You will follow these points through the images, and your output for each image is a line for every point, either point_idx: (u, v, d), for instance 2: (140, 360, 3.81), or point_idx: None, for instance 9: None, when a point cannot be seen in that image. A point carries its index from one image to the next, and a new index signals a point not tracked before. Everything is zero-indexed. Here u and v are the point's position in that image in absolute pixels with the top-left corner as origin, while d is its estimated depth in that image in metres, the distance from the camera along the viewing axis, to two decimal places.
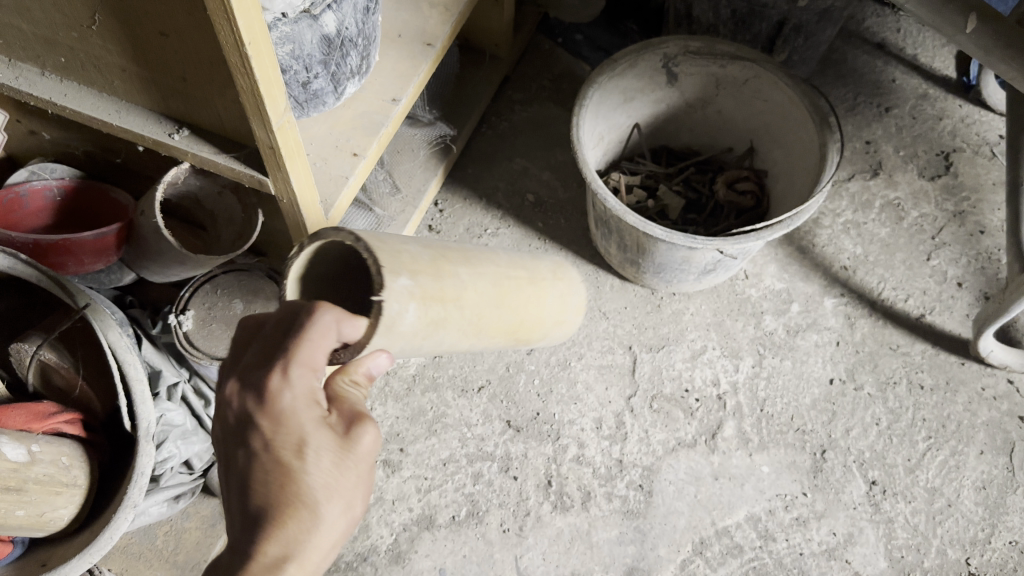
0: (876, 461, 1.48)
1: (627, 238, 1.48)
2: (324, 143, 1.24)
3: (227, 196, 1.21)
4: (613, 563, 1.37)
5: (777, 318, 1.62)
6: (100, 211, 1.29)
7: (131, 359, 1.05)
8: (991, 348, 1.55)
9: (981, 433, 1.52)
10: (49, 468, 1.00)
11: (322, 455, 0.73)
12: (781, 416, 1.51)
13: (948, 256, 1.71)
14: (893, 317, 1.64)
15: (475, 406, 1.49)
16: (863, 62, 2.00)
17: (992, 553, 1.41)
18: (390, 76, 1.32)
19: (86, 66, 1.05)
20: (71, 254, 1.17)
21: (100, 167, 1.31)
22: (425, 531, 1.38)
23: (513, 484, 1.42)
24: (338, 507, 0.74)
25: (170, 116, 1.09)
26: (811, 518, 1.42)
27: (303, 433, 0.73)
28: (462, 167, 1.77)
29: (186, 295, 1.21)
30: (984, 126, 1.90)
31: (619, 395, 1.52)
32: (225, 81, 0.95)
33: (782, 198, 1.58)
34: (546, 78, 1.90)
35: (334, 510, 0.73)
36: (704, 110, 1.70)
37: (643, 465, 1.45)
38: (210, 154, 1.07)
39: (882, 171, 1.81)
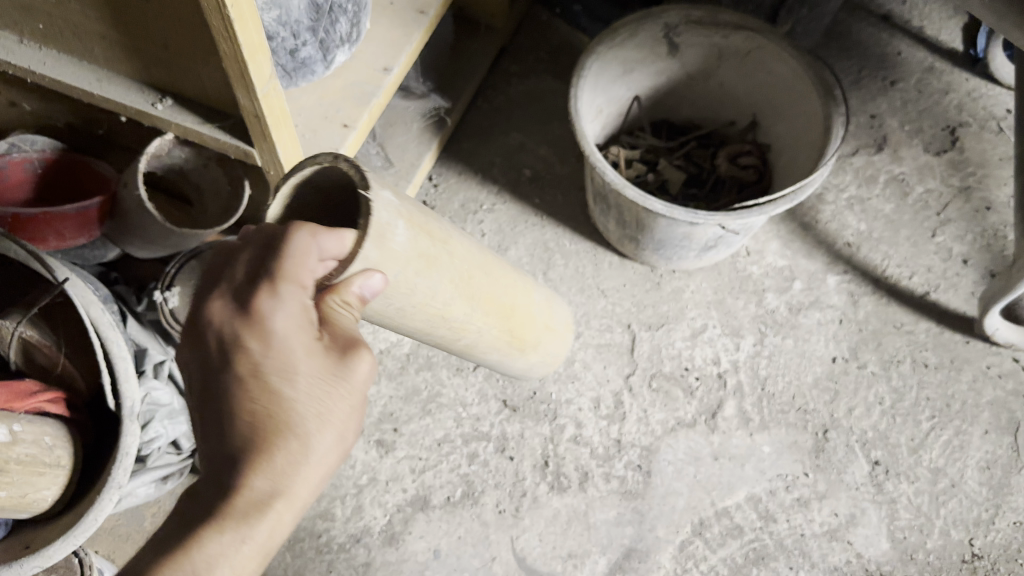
0: (879, 441, 1.45)
1: (625, 213, 1.44)
2: (313, 113, 1.20)
3: (212, 167, 1.17)
4: (611, 544, 1.35)
5: (779, 296, 1.59)
6: (85, 184, 1.25)
7: (115, 335, 1.01)
8: (997, 327, 1.52)
9: (986, 412, 1.49)
10: (31, 449, 0.96)
11: (306, 376, 0.70)
12: (782, 395, 1.49)
13: (954, 233, 1.68)
14: (897, 294, 1.61)
15: (470, 386, 1.46)
16: (868, 35, 1.95)
17: (996, 534, 1.39)
18: (381, 45, 1.28)
19: (65, 33, 1.01)
20: (51, 229, 1.13)
21: (84, 140, 1.27)
22: (420, 512, 1.35)
23: (509, 464, 1.39)
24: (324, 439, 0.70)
25: (153, 86, 1.05)
26: (812, 499, 1.40)
27: (295, 362, 0.69)
28: (458, 142, 1.73)
29: (172, 271, 1.17)
30: (990, 100, 1.86)
31: (617, 374, 1.49)
32: (207, 48, 0.91)
33: (785, 172, 1.55)
34: (544, 50, 1.86)
35: (325, 439, 0.70)
36: (706, 82, 1.65)
37: (641, 445, 1.42)
38: (194, 125, 1.03)
39: (887, 146, 1.78)
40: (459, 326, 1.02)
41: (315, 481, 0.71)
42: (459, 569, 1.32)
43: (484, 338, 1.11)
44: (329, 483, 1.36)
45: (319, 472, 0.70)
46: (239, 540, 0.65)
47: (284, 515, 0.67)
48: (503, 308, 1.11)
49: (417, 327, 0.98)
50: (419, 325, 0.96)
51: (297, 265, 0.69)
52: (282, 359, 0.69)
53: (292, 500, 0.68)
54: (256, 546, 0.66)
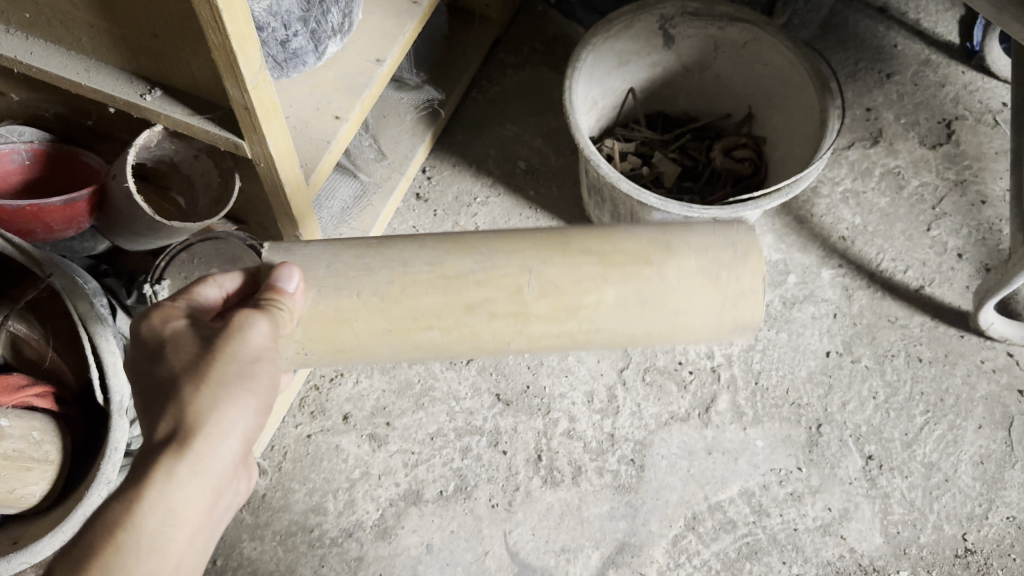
0: (872, 435, 1.45)
1: (620, 207, 1.43)
2: (305, 105, 1.19)
3: (203, 159, 1.15)
4: (604, 539, 1.34)
5: (773, 290, 1.58)
6: (74, 176, 1.23)
7: (103, 329, 0.99)
8: (992, 321, 1.52)
9: (980, 407, 1.49)
10: (19, 443, 0.96)
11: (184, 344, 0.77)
12: (776, 389, 1.48)
13: (949, 227, 1.67)
14: (892, 288, 1.60)
15: (463, 379, 1.45)
16: (865, 27, 1.94)
17: (989, 528, 1.39)
18: (374, 36, 1.26)
19: (53, 22, 0.99)
20: (39, 221, 1.11)
21: (73, 132, 1.25)
22: (412, 507, 1.34)
23: (502, 458, 1.39)
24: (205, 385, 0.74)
25: (142, 77, 1.03)
26: (805, 493, 1.39)
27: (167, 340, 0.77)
28: (451, 134, 1.72)
29: (162, 264, 1.16)
30: (987, 93, 1.85)
31: (611, 368, 1.48)
32: (197, 38, 0.90)
33: (781, 165, 1.53)
34: (539, 41, 1.85)
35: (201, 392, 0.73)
36: (702, 74, 1.64)
37: (635, 439, 1.42)
38: (183, 115, 1.01)
39: (883, 139, 1.77)
40: (488, 279, 0.88)
41: (212, 440, 0.73)
42: (451, 563, 1.31)
43: (566, 279, 0.89)
44: (321, 477, 1.36)
45: (211, 428, 0.73)
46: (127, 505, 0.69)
47: (174, 468, 0.70)
48: (561, 246, 0.90)
49: (439, 309, 0.88)
50: (428, 300, 0.88)
51: (194, 291, 0.85)
52: (157, 349, 0.77)
53: (174, 458, 0.70)
54: (144, 505, 0.69)
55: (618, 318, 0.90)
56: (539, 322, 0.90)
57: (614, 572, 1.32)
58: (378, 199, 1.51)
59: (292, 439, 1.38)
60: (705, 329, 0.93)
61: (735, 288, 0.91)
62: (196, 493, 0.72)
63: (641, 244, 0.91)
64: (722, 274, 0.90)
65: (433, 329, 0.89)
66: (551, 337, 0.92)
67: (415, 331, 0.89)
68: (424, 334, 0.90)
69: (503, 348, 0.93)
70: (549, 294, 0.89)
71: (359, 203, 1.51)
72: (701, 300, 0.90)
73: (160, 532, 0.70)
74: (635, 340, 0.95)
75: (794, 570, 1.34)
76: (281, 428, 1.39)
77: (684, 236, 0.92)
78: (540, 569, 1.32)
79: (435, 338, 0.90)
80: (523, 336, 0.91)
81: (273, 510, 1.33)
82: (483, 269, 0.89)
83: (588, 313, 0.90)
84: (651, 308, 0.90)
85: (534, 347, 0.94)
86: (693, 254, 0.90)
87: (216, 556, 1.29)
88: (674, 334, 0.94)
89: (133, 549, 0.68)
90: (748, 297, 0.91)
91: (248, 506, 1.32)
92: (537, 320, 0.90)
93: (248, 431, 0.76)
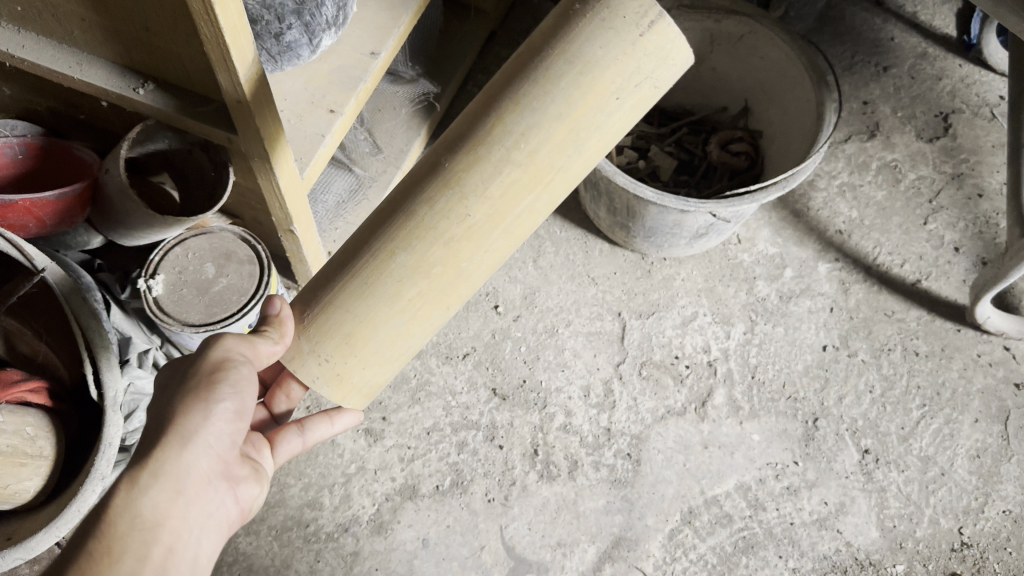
0: (869, 429, 1.45)
1: (616, 201, 1.43)
2: (299, 98, 1.19)
3: (196, 153, 1.13)
4: (601, 533, 1.34)
5: (770, 284, 1.58)
6: (66, 169, 1.23)
7: (96, 325, 0.99)
8: (988, 315, 1.52)
9: (977, 400, 1.49)
10: (12, 439, 0.95)
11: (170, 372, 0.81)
12: (773, 383, 1.48)
13: (946, 221, 1.67)
14: (888, 282, 1.60)
15: (459, 373, 1.45)
16: (862, 20, 1.94)
17: (985, 522, 1.39)
18: (369, 29, 1.26)
19: (44, 15, 0.99)
20: (32, 216, 1.09)
21: (65, 126, 1.25)
22: (408, 501, 1.34)
23: (499, 453, 1.39)
24: (180, 400, 0.77)
25: (135, 70, 1.03)
26: (801, 487, 1.39)
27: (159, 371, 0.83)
28: (448, 128, 1.73)
29: (156, 259, 1.15)
30: (984, 86, 1.85)
31: (607, 362, 1.48)
32: (189, 31, 0.89)
33: (778, 159, 1.53)
34: (535, 34, 1.87)
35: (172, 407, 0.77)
36: (698, 66, 1.65)
37: (631, 434, 1.42)
38: (176, 109, 1.01)
39: (880, 133, 1.77)
40: (413, 182, 0.81)
41: (176, 447, 0.75)
42: (447, 558, 1.31)
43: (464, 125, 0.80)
44: (317, 472, 1.35)
45: (172, 435, 0.75)
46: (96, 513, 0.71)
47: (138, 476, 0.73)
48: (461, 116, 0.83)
49: (390, 230, 0.80)
50: (375, 233, 0.81)
51: None
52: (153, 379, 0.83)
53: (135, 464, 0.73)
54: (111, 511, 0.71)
55: (539, 118, 0.77)
56: (472, 172, 0.79)
57: (610, 566, 1.32)
58: (374, 192, 1.51)
59: None
60: (612, 54, 0.76)
61: (598, 11, 0.76)
62: (162, 499, 0.74)
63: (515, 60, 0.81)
64: (587, 1, 0.77)
65: (397, 252, 0.80)
66: (500, 181, 0.79)
67: (382, 266, 0.80)
68: (395, 261, 0.80)
69: (478, 225, 0.80)
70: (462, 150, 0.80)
71: (354, 197, 1.50)
72: (603, 44, 0.76)
73: (130, 535, 0.71)
74: (582, 130, 0.78)
75: (790, 564, 1.34)
76: None
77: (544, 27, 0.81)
78: (537, 563, 1.31)
79: (407, 259, 0.80)
80: (472, 197, 0.79)
81: (268, 505, 1.32)
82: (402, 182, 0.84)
83: (508, 131, 0.78)
84: (556, 81, 0.77)
85: (502, 208, 0.80)
86: (543, 30, 0.79)
87: None
88: (595, 96, 0.77)
89: (104, 550, 0.69)
90: (655, 29, 0.75)
91: None
92: (474, 175, 0.79)
93: (219, 438, 0.78)
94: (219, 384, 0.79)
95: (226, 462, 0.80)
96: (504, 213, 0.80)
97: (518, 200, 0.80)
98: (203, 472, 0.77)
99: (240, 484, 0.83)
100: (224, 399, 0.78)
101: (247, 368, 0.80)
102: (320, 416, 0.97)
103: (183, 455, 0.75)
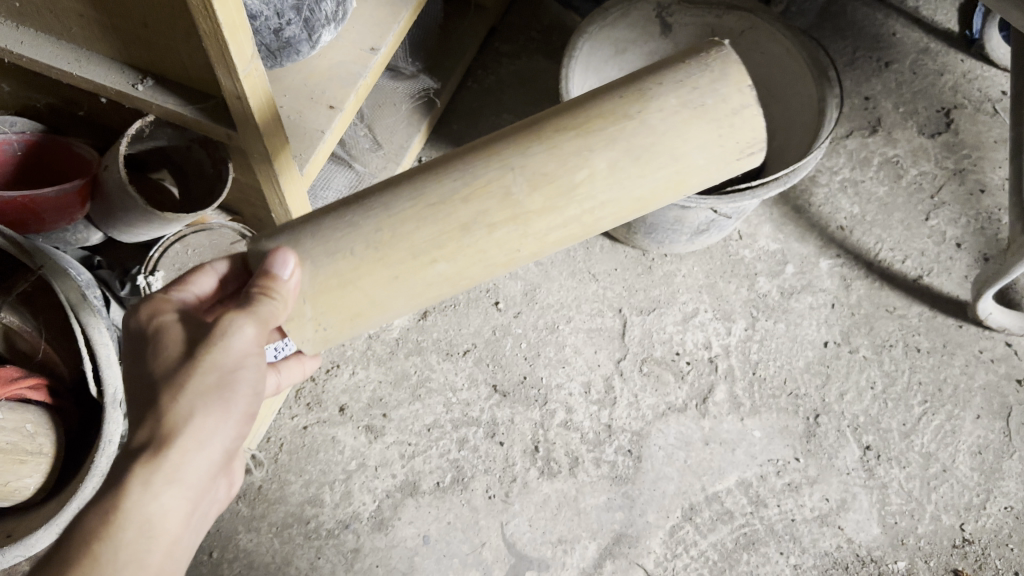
0: (871, 425, 1.45)
1: None
2: (299, 94, 1.18)
3: (196, 149, 1.13)
4: (602, 530, 1.34)
5: (771, 280, 1.58)
6: (64, 165, 1.22)
7: (95, 321, 0.98)
8: (990, 310, 1.51)
9: (978, 397, 1.49)
10: (12, 436, 0.94)
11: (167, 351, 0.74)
12: (774, 379, 1.48)
13: (948, 216, 1.66)
14: (890, 278, 1.60)
15: (460, 370, 1.45)
16: (863, 15, 1.93)
17: (986, 518, 1.38)
18: (368, 25, 1.25)
19: (42, 11, 0.98)
20: (32, 213, 1.10)
21: (63, 123, 1.24)
22: (409, 498, 1.34)
23: (499, 449, 1.39)
24: (195, 394, 0.71)
25: (133, 66, 1.02)
26: (803, 484, 1.39)
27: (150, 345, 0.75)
28: (449, 124, 1.73)
29: (155, 256, 1.15)
30: (986, 82, 1.84)
31: (608, 358, 1.48)
32: (187, 27, 0.89)
33: (780, 155, 1.52)
34: (536, 30, 1.87)
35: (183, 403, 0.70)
36: None
37: (632, 430, 1.42)
38: (175, 105, 1.00)
39: (881, 128, 1.76)
40: (473, 195, 0.79)
41: (189, 448, 0.71)
42: (448, 555, 1.31)
43: (550, 163, 0.78)
44: (318, 469, 1.35)
45: (188, 439, 0.70)
46: (104, 516, 0.67)
47: (148, 479, 0.68)
48: (534, 131, 0.80)
49: (438, 238, 0.79)
50: (421, 237, 0.79)
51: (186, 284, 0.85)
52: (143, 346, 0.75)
53: (151, 467, 0.68)
54: (120, 514, 0.67)
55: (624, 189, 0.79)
56: (541, 218, 0.79)
57: (611, 563, 1.32)
58: None
59: (287, 430, 1.38)
60: (709, 162, 0.80)
61: (725, 109, 0.78)
62: (173, 502, 0.70)
63: (617, 103, 0.79)
64: (702, 87, 0.79)
65: (437, 262, 0.80)
66: (560, 228, 0.80)
67: (420, 271, 0.80)
68: (431, 269, 0.80)
69: (518, 256, 0.83)
70: (539, 182, 0.78)
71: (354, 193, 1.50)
72: (700, 139, 0.78)
73: (136, 542, 0.68)
74: (642, 207, 0.83)
75: (791, 561, 1.34)
76: (277, 419, 1.39)
77: (654, 77, 0.80)
78: (538, 560, 1.31)
79: (444, 269, 0.81)
80: (529, 238, 0.81)
81: (269, 502, 1.32)
82: (459, 178, 0.79)
83: (584, 191, 0.79)
84: (644, 164, 0.79)
85: (544, 246, 0.83)
86: (653, 86, 0.79)
87: (212, 548, 1.29)
88: (673, 187, 0.81)
89: (108, 558, 0.66)
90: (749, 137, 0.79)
91: (244, 498, 1.32)
92: (538, 219, 0.80)
93: (228, 439, 0.74)
94: (233, 381, 0.74)
95: (230, 458, 0.76)
96: (541, 251, 0.84)
97: (560, 247, 0.83)
98: (209, 474, 0.73)
99: (230, 476, 0.80)
100: (236, 396, 0.74)
101: (260, 362, 0.76)
102: (292, 358, 1.01)
103: (196, 457, 0.71)
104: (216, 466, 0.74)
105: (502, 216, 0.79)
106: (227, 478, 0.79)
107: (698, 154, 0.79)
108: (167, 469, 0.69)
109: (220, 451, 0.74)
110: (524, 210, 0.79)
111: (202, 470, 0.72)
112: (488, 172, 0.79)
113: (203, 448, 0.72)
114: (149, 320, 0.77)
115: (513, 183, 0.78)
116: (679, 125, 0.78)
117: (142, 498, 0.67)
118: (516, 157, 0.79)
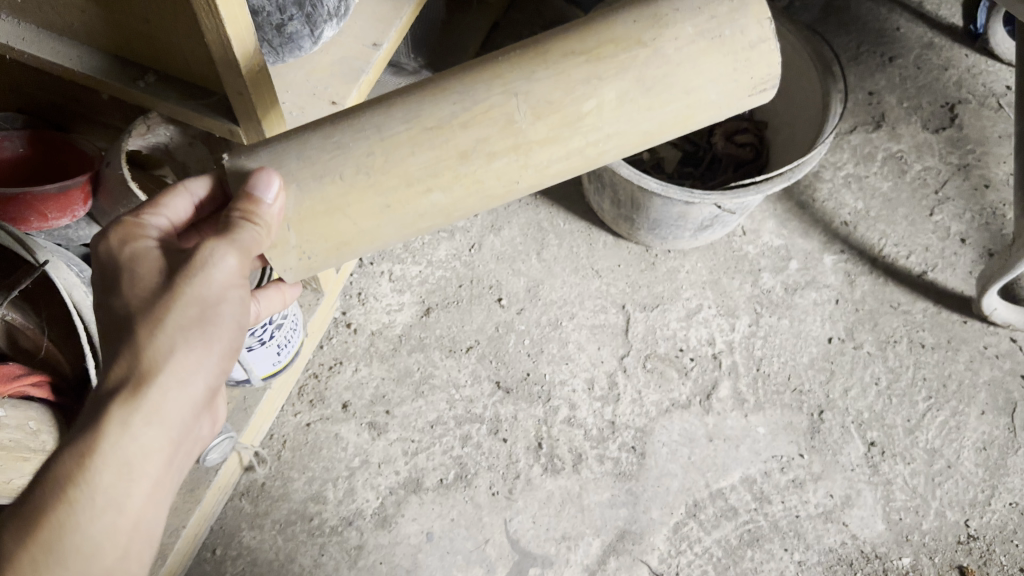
0: (875, 421, 1.44)
1: (620, 192, 1.43)
2: (301, 90, 1.18)
3: (198, 146, 1.12)
4: (605, 527, 1.33)
5: (775, 276, 1.57)
6: (66, 166, 1.20)
7: None
8: (995, 306, 1.51)
9: (983, 393, 1.48)
10: (15, 434, 0.94)
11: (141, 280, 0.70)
12: (778, 375, 1.47)
13: (952, 212, 1.66)
14: (894, 274, 1.59)
15: (463, 367, 1.45)
16: (867, 10, 1.93)
17: (991, 515, 1.38)
18: (370, 20, 1.25)
19: (44, 7, 0.98)
20: (33, 209, 1.09)
21: (66, 120, 1.24)
22: (412, 495, 1.34)
23: (503, 446, 1.38)
24: (173, 331, 0.68)
25: (135, 62, 1.02)
26: (807, 480, 1.38)
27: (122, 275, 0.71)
28: None
29: None
30: (990, 77, 1.83)
31: (612, 355, 1.47)
32: (189, 22, 0.89)
33: (784, 150, 1.52)
34: (539, 25, 1.87)
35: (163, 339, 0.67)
36: None
37: (636, 427, 1.41)
38: (177, 102, 1.00)
39: (885, 124, 1.76)
40: (474, 121, 0.77)
41: (170, 387, 0.68)
42: (451, 551, 1.30)
43: (557, 91, 0.77)
44: (321, 465, 1.35)
45: (169, 376, 0.68)
46: (78, 455, 0.63)
47: (128, 416, 0.65)
48: (537, 52, 0.78)
49: (436, 165, 0.78)
50: (419, 166, 0.78)
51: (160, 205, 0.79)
52: (115, 276, 0.71)
53: (122, 407, 0.65)
54: (97, 457, 0.64)
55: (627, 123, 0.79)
56: (543, 148, 0.79)
57: (615, 560, 1.31)
58: None
59: (291, 427, 1.38)
60: (718, 98, 0.80)
61: (742, 42, 0.78)
62: (152, 439, 0.67)
63: (628, 27, 0.78)
64: (720, 17, 0.78)
65: (436, 187, 0.79)
66: (559, 160, 0.80)
67: (418, 193, 0.79)
68: (426, 198, 0.80)
69: (516, 188, 0.82)
70: (543, 113, 0.78)
71: None
72: (710, 71, 0.79)
73: (113, 485, 0.65)
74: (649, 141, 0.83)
75: (796, 557, 1.33)
76: (280, 416, 1.39)
77: (670, 1, 0.78)
78: (541, 556, 1.31)
79: (439, 199, 0.80)
80: (531, 170, 0.80)
81: (272, 499, 1.32)
82: (459, 101, 0.78)
83: (592, 122, 0.79)
84: (657, 97, 0.79)
85: (545, 179, 0.83)
86: (671, 13, 0.78)
87: (214, 545, 1.28)
88: (682, 124, 0.82)
89: (81, 496, 0.63)
90: (763, 65, 0.79)
91: (247, 495, 1.32)
92: (540, 151, 0.79)
93: (210, 379, 0.72)
94: (215, 318, 0.71)
95: (212, 395, 0.74)
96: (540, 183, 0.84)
97: (560, 178, 0.83)
98: (194, 410, 0.71)
99: (211, 417, 0.78)
100: (217, 333, 0.71)
101: (241, 295, 0.73)
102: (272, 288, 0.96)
103: (180, 393, 0.69)
104: (201, 402, 0.72)
105: (505, 151, 0.79)
106: (210, 418, 0.77)
107: (709, 87, 0.79)
108: (147, 405, 0.66)
109: (201, 388, 0.71)
110: (529, 143, 0.79)
111: (187, 406, 0.70)
112: (488, 100, 0.77)
113: (181, 385, 0.69)
114: (122, 247, 0.72)
115: (516, 114, 0.77)
116: (692, 55, 0.78)
117: (119, 436, 0.65)
118: (517, 84, 0.77)
